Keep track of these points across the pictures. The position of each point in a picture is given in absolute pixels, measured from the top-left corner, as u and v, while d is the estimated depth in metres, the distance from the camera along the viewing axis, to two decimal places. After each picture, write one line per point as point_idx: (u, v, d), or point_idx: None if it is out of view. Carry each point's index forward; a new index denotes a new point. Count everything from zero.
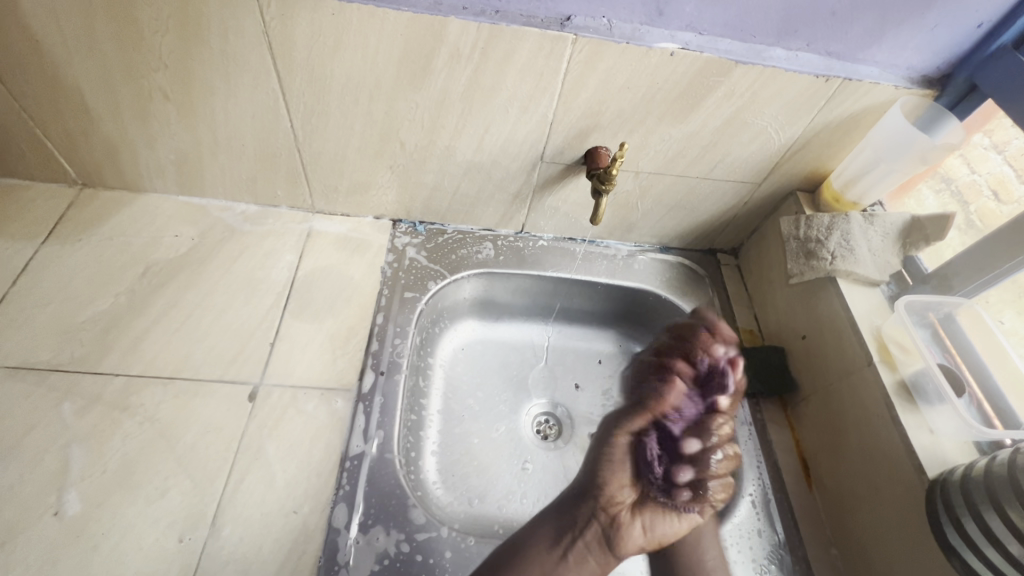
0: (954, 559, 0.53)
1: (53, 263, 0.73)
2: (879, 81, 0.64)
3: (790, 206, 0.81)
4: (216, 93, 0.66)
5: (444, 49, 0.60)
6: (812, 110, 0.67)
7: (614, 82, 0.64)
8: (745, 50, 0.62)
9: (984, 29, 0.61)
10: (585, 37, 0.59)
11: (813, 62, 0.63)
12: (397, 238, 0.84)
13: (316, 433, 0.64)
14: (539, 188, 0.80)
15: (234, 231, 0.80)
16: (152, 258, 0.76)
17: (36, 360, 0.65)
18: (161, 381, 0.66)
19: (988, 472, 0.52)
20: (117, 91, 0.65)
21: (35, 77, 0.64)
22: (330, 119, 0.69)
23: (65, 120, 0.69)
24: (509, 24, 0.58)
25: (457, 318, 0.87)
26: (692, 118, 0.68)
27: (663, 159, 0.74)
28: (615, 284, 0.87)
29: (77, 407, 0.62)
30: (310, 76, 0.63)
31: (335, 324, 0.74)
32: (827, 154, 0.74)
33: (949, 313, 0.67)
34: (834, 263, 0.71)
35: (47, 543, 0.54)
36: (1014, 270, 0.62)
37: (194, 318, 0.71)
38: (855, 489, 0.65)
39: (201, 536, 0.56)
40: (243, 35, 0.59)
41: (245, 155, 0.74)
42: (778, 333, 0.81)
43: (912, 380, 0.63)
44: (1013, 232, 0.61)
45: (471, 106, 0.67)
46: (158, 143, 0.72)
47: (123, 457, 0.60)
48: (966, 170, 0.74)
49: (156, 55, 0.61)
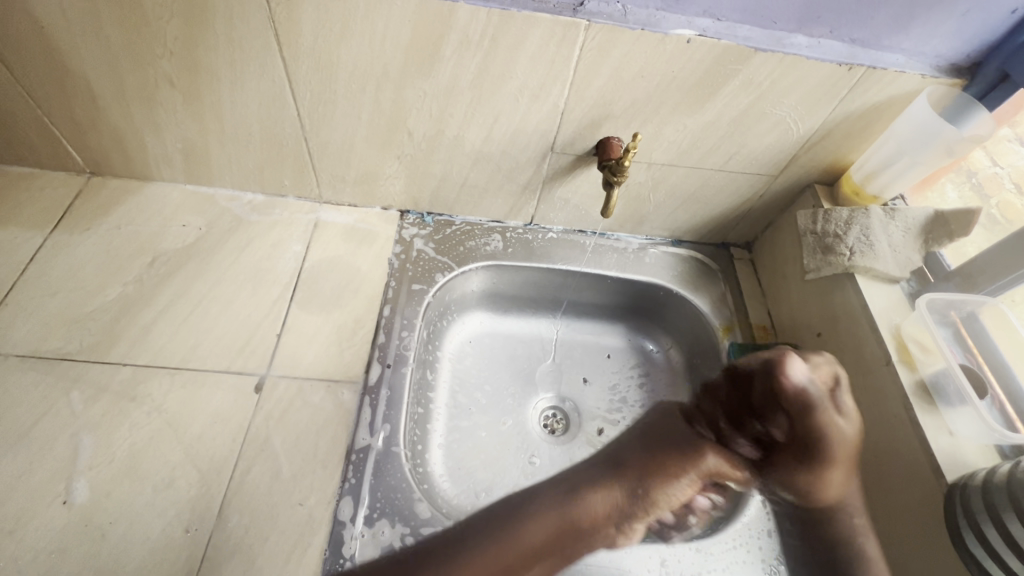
0: (973, 566, 0.51)
1: (61, 252, 0.73)
2: (905, 70, 0.62)
3: (807, 199, 0.79)
4: (223, 80, 0.65)
5: (453, 36, 0.59)
6: (833, 100, 0.65)
7: (628, 70, 0.62)
8: (765, 37, 0.60)
9: (1018, 15, 0.57)
10: (598, 23, 0.57)
11: (835, 50, 0.61)
12: (404, 229, 0.83)
13: (322, 426, 0.64)
14: (549, 180, 0.78)
15: (241, 222, 0.79)
16: (160, 248, 0.75)
17: (46, 349, 0.65)
18: (168, 371, 0.66)
19: (1010, 478, 0.50)
20: (124, 79, 0.65)
21: (41, 65, 0.63)
22: (337, 108, 0.68)
23: (73, 107, 0.68)
24: (519, 9, 0.56)
25: (465, 310, 0.86)
26: (707, 108, 0.66)
27: (677, 150, 0.72)
28: (625, 278, 0.85)
29: (86, 396, 0.62)
30: (317, 64, 0.62)
31: (342, 316, 0.73)
32: (848, 146, 0.72)
33: (971, 312, 0.64)
34: (853, 259, 0.69)
35: (56, 532, 0.54)
36: None
37: (202, 309, 0.71)
38: (867, 492, 0.63)
39: (208, 527, 0.56)
40: (250, 20, 0.58)
41: (252, 143, 0.73)
42: (793, 331, 0.79)
43: (933, 382, 0.61)
44: None
45: (480, 95, 0.65)
46: (165, 131, 0.72)
47: (130, 447, 0.60)
48: (988, 163, 0.72)
49: (162, 42, 0.60)
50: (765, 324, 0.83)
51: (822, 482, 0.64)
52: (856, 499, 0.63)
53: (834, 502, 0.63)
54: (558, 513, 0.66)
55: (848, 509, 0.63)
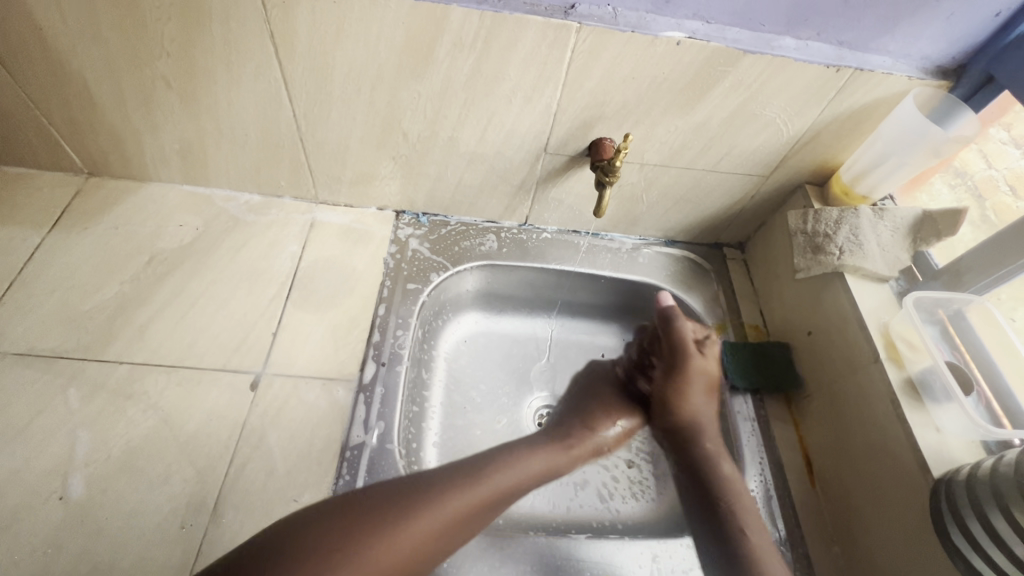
0: (958, 560, 0.52)
1: (59, 252, 0.74)
2: (892, 72, 0.63)
3: (798, 199, 0.80)
4: (218, 81, 0.65)
5: (446, 38, 0.60)
6: (821, 102, 0.66)
7: (619, 72, 0.63)
8: (754, 39, 0.61)
9: (1002, 18, 0.58)
10: (589, 25, 0.58)
11: (823, 52, 0.62)
12: (400, 229, 0.84)
13: (317, 423, 0.64)
14: (543, 181, 0.79)
15: (238, 222, 0.80)
16: (157, 247, 0.76)
17: (43, 347, 0.66)
18: (164, 369, 0.66)
19: (994, 473, 0.51)
20: (121, 80, 0.65)
21: (40, 66, 0.64)
22: (332, 109, 0.68)
23: (70, 108, 0.69)
24: (511, 12, 0.57)
25: (460, 310, 0.87)
26: (698, 109, 0.67)
27: (669, 151, 0.73)
28: (619, 278, 0.86)
29: (83, 393, 0.63)
30: (312, 66, 0.63)
31: (337, 315, 0.74)
32: (837, 146, 0.73)
33: (958, 310, 0.65)
34: (842, 258, 0.70)
35: (52, 527, 0.55)
36: (1016, 273, 0.61)
37: (198, 308, 0.72)
38: (858, 489, 0.64)
39: (203, 523, 0.57)
40: (245, 23, 0.59)
41: (248, 144, 0.74)
42: (784, 330, 0.80)
43: (920, 378, 0.62)
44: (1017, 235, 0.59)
45: (473, 96, 0.66)
46: (161, 132, 0.73)
47: (127, 443, 0.60)
48: (984, 165, 0.72)
49: (158, 43, 0.61)
50: (757, 323, 0.84)
51: (694, 407, 0.73)
52: (714, 430, 0.72)
53: (698, 427, 0.72)
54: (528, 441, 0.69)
55: (712, 436, 0.72)
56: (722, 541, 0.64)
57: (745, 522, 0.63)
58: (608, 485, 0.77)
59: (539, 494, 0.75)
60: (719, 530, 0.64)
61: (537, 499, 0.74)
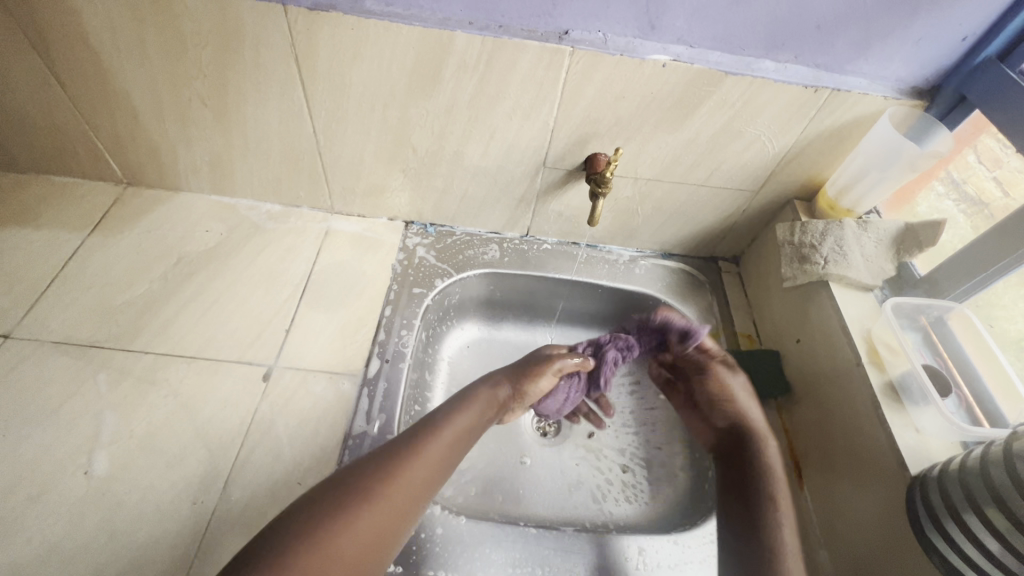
0: (934, 556, 0.53)
1: (97, 252, 0.81)
2: (868, 92, 0.67)
3: (787, 213, 0.83)
4: (247, 99, 0.72)
5: (452, 60, 0.66)
6: (803, 119, 0.70)
7: (610, 92, 0.68)
8: (735, 62, 0.66)
9: (968, 42, 0.63)
10: (581, 49, 0.64)
11: (801, 74, 0.66)
12: (408, 238, 0.89)
13: (322, 412, 0.69)
14: (543, 194, 0.84)
15: (259, 228, 0.87)
16: (184, 250, 0.83)
17: (77, 336, 0.72)
18: (185, 359, 0.72)
19: (961, 467, 0.52)
20: (162, 99, 0.73)
21: (93, 86, 0.72)
22: (348, 125, 0.75)
23: (116, 122, 0.77)
24: (510, 37, 0.63)
25: (462, 317, 0.91)
26: (686, 126, 0.72)
27: (660, 166, 0.78)
28: (616, 288, 0.90)
29: (111, 378, 0.69)
30: (331, 85, 0.70)
31: (346, 314, 0.79)
32: (821, 163, 0.76)
33: (939, 316, 0.68)
34: (826, 267, 0.73)
35: (76, 498, 0.59)
36: (994, 277, 0.63)
37: (219, 305, 0.77)
38: (845, 491, 0.65)
39: (212, 500, 0.61)
40: (273, 46, 0.66)
41: (272, 156, 0.81)
42: (775, 338, 0.83)
43: (900, 380, 0.64)
44: (988, 245, 0.62)
45: (476, 114, 0.72)
46: (194, 144, 0.79)
47: (148, 425, 0.65)
48: (1001, 194, 0.68)
49: (196, 64, 0.68)
50: (750, 333, 0.87)
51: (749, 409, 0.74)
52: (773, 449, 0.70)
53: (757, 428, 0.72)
54: (489, 389, 0.68)
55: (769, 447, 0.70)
56: (758, 540, 0.62)
57: (784, 523, 0.64)
58: (602, 488, 0.79)
59: (534, 495, 0.77)
60: (752, 523, 0.64)
61: (533, 500, 0.77)
